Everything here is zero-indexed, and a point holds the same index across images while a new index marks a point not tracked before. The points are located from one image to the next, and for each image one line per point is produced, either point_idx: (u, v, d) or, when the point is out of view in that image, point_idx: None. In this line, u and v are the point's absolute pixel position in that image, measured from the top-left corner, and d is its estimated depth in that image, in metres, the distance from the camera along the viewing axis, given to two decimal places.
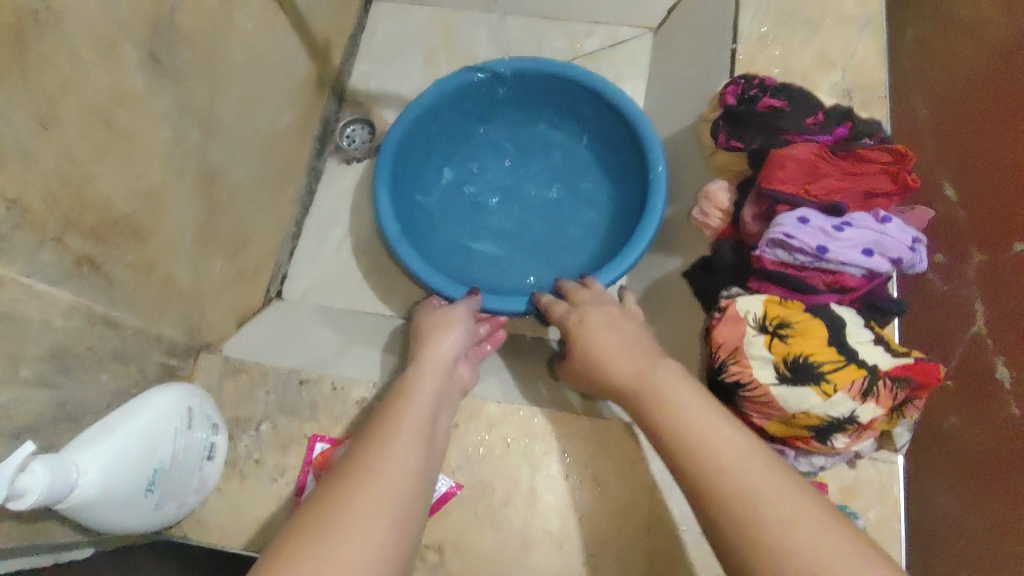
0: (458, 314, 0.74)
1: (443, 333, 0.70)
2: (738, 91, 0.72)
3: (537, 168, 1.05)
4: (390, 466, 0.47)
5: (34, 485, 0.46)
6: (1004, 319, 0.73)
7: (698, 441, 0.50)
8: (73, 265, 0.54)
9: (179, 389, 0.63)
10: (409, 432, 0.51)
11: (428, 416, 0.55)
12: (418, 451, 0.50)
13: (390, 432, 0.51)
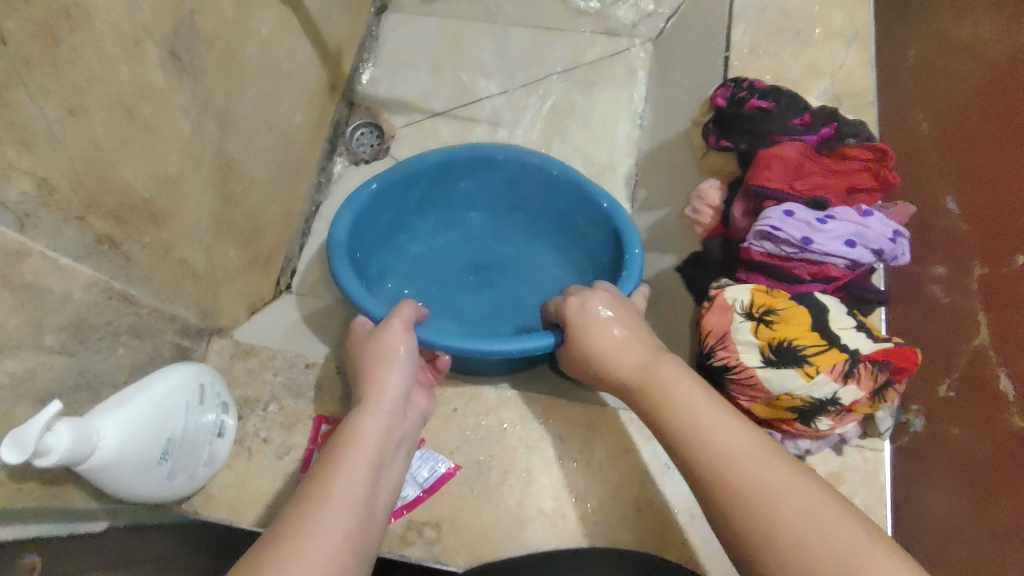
0: (395, 333, 0.64)
1: (383, 360, 0.62)
2: (728, 94, 0.76)
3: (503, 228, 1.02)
4: (315, 543, 0.45)
5: (60, 445, 0.49)
6: (1006, 332, 0.78)
7: (707, 440, 0.51)
8: (94, 243, 0.57)
9: (192, 367, 0.66)
10: (339, 499, 0.48)
11: (369, 474, 0.52)
12: (346, 524, 0.47)
13: (318, 501, 0.48)
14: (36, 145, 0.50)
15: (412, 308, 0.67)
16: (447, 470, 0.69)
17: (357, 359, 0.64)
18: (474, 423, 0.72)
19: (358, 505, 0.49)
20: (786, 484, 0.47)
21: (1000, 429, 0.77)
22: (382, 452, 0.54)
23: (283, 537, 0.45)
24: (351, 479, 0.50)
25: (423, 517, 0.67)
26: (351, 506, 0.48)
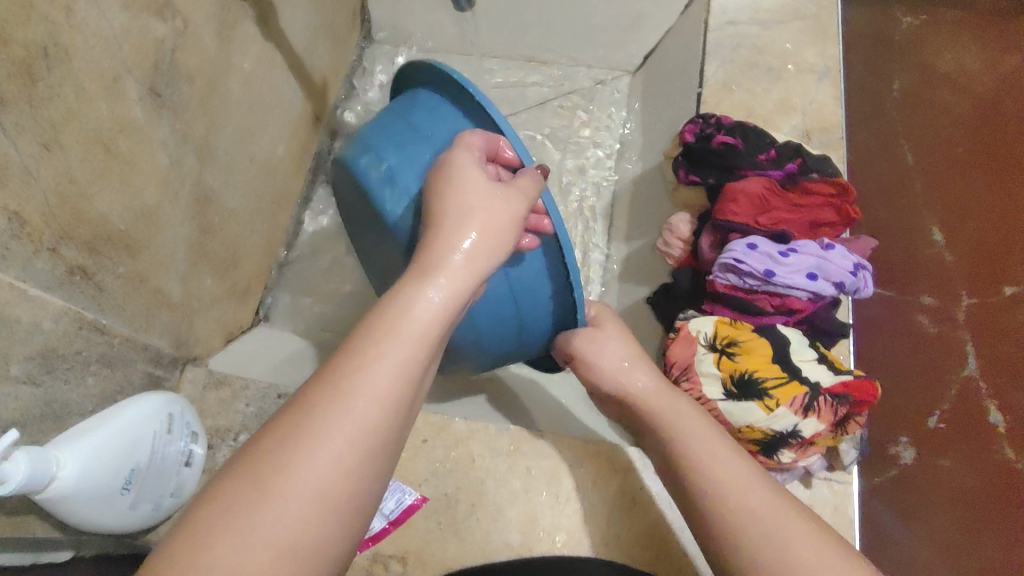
0: (502, 197, 0.53)
1: (464, 218, 0.52)
2: (697, 130, 0.77)
3: None
4: (336, 433, 0.41)
5: (17, 473, 0.49)
6: (996, 365, 0.96)
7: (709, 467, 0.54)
8: (66, 273, 0.59)
9: (162, 395, 0.67)
10: (380, 384, 0.43)
11: (419, 354, 0.45)
12: (379, 414, 0.42)
13: (356, 381, 0.42)
14: (9, 179, 0.51)
15: (535, 175, 0.57)
16: (414, 501, 0.69)
17: (438, 203, 0.54)
18: (443, 456, 0.72)
19: (401, 390, 0.44)
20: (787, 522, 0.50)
21: (991, 462, 0.91)
22: (439, 334, 0.47)
23: (311, 418, 0.41)
24: (396, 362, 0.44)
25: (390, 550, 0.67)
26: (391, 395, 0.43)
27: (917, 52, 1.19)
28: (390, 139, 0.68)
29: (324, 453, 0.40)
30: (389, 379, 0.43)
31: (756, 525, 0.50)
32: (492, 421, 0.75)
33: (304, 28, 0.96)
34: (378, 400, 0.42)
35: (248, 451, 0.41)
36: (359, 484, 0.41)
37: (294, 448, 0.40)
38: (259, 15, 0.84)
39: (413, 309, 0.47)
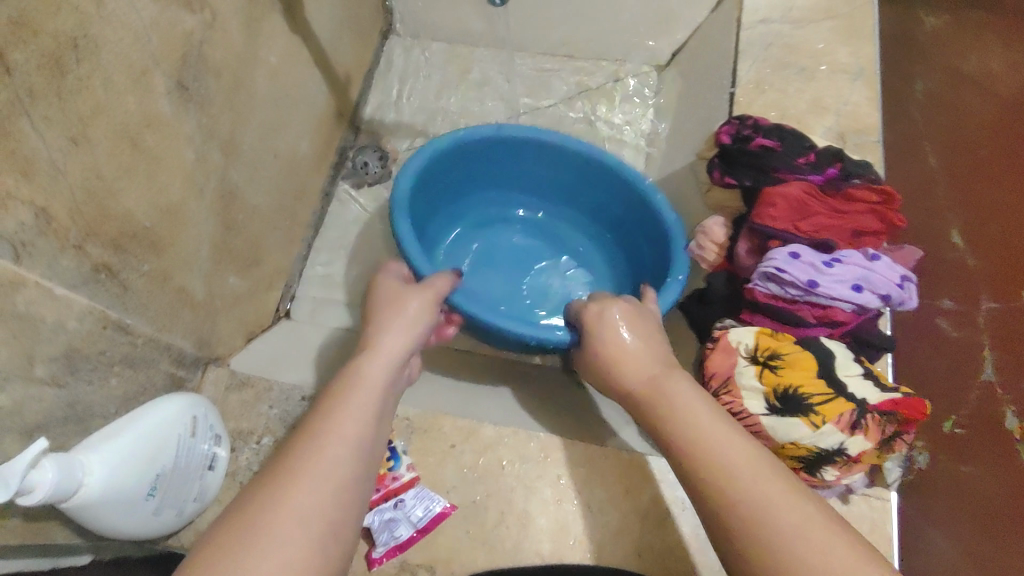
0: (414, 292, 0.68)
1: (392, 314, 0.65)
2: (733, 131, 0.76)
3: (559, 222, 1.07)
4: (310, 472, 0.47)
5: (43, 482, 0.48)
6: None
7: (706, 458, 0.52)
8: (91, 271, 0.57)
9: (185, 398, 0.65)
10: (343, 432, 0.51)
11: (371, 408, 0.54)
12: (350, 453, 0.50)
13: (325, 430, 0.50)
14: (36, 174, 0.49)
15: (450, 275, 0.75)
16: (442, 509, 0.67)
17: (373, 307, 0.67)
18: (472, 462, 0.70)
19: (363, 436, 0.52)
20: (782, 508, 0.48)
21: None
22: (386, 390, 0.57)
23: (290, 465, 0.47)
24: (356, 414, 0.53)
25: (417, 559, 0.65)
26: (355, 440, 0.51)
27: (946, 47, 1.05)
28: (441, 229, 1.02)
29: (311, 484, 0.46)
30: (350, 427, 0.51)
31: (780, 537, 0.46)
32: (520, 427, 0.73)
33: (329, 20, 0.94)
34: (346, 443, 0.50)
35: (237, 504, 0.46)
36: (341, 511, 0.47)
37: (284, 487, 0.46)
38: (285, 6, 0.82)
39: (362, 373, 0.57)
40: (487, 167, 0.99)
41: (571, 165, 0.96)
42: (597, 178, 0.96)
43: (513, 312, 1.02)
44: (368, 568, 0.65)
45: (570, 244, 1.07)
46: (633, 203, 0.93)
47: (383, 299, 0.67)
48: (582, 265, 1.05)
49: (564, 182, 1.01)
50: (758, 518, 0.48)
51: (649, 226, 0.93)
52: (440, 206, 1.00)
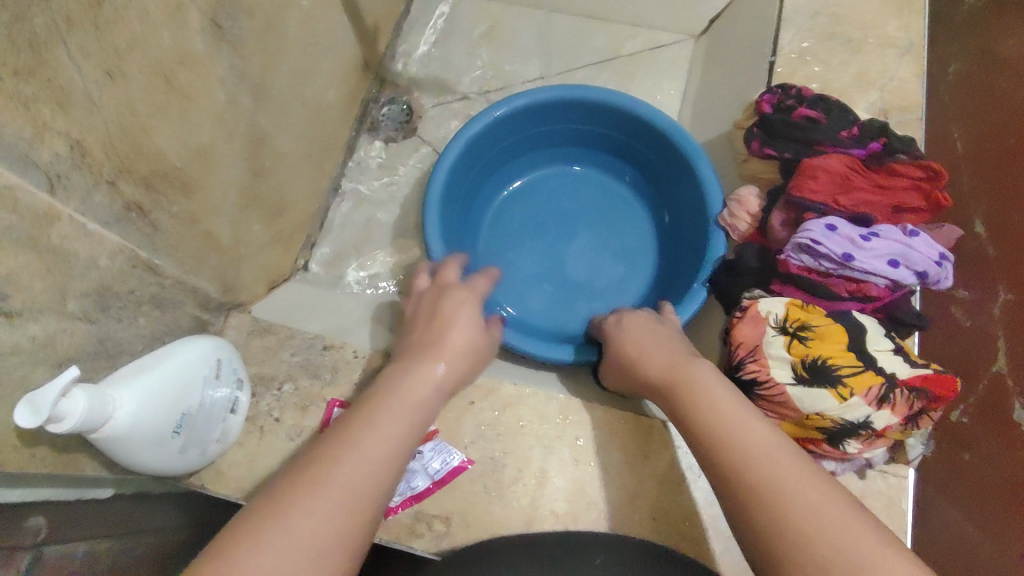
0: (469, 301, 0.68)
1: (447, 321, 0.66)
2: (774, 100, 0.74)
3: (597, 188, 1.06)
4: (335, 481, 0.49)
5: (74, 411, 0.48)
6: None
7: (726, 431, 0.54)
8: (124, 209, 0.56)
9: (211, 341, 0.65)
10: (374, 442, 0.52)
11: (405, 419, 0.55)
12: (384, 461, 0.51)
13: (359, 438, 0.51)
14: (72, 106, 0.48)
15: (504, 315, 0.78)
16: (459, 463, 0.68)
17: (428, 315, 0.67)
18: (492, 419, 0.70)
19: (397, 447, 0.53)
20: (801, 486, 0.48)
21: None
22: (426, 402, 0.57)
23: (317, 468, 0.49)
24: (394, 422, 0.54)
25: (433, 510, 0.66)
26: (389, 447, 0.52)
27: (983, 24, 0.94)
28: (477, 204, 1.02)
29: (336, 493, 0.48)
30: (383, 438, 0.52)
31: (785, 505, 0.47)
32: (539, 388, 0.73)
33: None
34: (376, 455, 0.51)
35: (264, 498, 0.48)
36: (361, 519, 0.48)
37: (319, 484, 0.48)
38: None
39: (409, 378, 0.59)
40: (523, 137, 0.99)
41: (611, 120, 0.96)
42: (638, 132, 0.95)
43: (560, 282, 1.01)
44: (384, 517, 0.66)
45: (615, 197, 1.06)
46: (671, 153, 0.92)
47: (438, 305, 0.68)
48: (627, 233, 1.04)
49: (607, 136, 1.00)
50: (774, 495, 0.48)
51: (687, 178, 0.91)
52: (480, 179, 1.00)
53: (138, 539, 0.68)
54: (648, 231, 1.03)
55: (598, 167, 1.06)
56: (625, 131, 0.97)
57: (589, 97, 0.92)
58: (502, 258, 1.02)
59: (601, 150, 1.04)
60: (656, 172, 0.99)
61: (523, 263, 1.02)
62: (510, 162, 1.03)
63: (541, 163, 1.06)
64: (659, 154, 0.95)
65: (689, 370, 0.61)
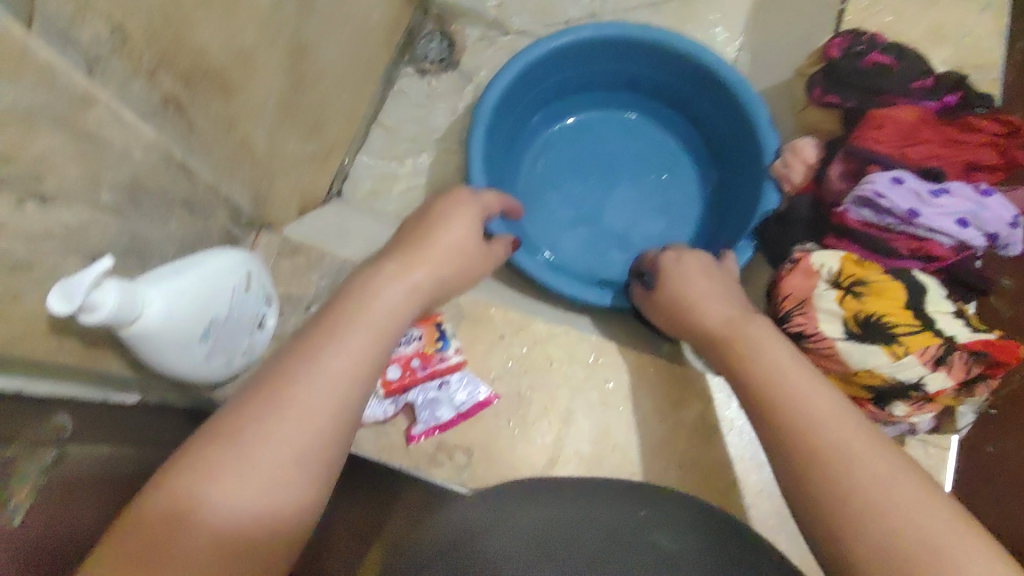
0: (469, 207, 0.66)
1: (443, 226, 0.63)
2: (845, 44, 0.71)
3: (647, 136, 1.02)
4: (283, 416, 0.44)
5: (106, 302, 0.47)
6: None
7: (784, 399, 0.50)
8: (160, 103, 0.54)
9: (241, 252, 0.64)
10: (328, 364, 0.47)
11: (371, 341, 0.49)
12: (342, 392, 0.46)
13: (308, 364, 0.46)
14: None
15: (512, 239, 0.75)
16: (486, 397, 0.67)
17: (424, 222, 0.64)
18: (519, 355, 0.70)
19: (361, 368, 0.48)
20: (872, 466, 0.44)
21: None
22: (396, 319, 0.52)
23: (260, 401, 0.44)
24: (354, 343, 0.48)
25: (455, 440, 0.66)
26: (352, 380, 0.47)
27: None
28: (521, 143, 0.99)
29: (285, 428, 0.43)
30: (341, 362, 0.47)
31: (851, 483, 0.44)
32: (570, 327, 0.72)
33: None
34: (334, 379, 0.46)
35: (201, 437, 0.43)
36: (319, 453, 0.44)
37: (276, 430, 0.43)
38: None
39: (373, 299, 0.52)
40: (574, 76, 0.95)
41: (672, 67, 0.91)
42: (698, 84, 0.90)
43: (597, 228, 0.98)
44: (406, 443, 0.66)
45: (665, 150, 1.02)
46: (731, 110, 0.88)
47: (437, 207, 0.66)
48: (674, 186, 1.00)
49: (665, 84, 0.96)
50: (834, 465, 0.45)
51: (746, 139, 0.87)
52: (529, 113, 0.97)
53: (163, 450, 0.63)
54: (696, 189, 1.00)
55: (651, 115, 1.02)
56: (681, 78, 0.92)
57: (648, 35, 0.87)
58: (542, 198, 0.99)
59: (657, 99, 1.00)
60: (711, 124, 0.95)
61: (566, 207, 0.99)
62: (558, 102, 1.00)
63: (591, 106, 1.02)
64: (713, 104, 0.91)
65: (747, 327, 0.58)
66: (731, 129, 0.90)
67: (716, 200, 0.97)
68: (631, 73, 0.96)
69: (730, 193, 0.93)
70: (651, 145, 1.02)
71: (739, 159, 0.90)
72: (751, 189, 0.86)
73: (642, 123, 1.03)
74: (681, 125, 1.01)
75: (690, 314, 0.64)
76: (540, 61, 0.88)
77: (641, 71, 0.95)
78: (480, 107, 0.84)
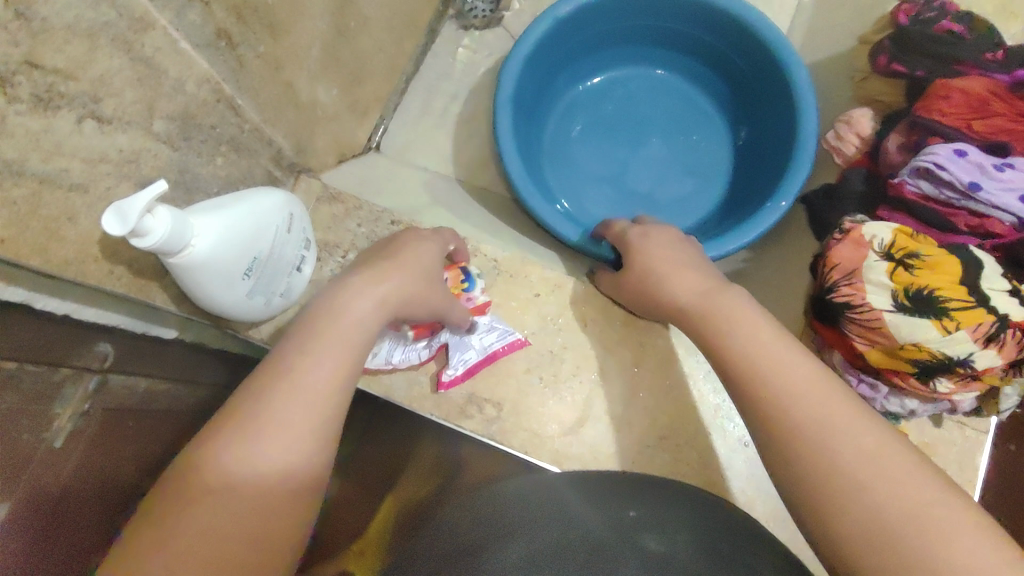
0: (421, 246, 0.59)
1: (395, 266, 0.56)
2: (914, 12, 0.70)
3: (678, 96, 1.00)
4: (261, 447, 0.42)
5: (156, 229, 0.47)
6: None
7: (766, 372, 0.48)
8: (213, 35, 0.54)
9: (284, 194, 0.64)
10: (302, 394, 0.45)
11: (345, 362, 0.48)
12: (317, 417, 0.45)
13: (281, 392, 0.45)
14: None
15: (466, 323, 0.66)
16: (516, 341, 0.68)
17: (381, 255, 0.58)
18: (554, 314, 0.70)
19: (336, 392, 0.47)
20: (870, 455, 0.42)
21: None
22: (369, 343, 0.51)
23: (232, 432, 0.43)
24: (327, 365, 0.47)
25: (486, 395, 0.67)
26: (320, 405, 0.45)
27: None
28: (549, 100, 0.98)
29: (258, 462, 0.42)
30: (316, 387, 0.46)
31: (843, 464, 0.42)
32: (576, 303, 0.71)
33: None
34: (311, 403, 0.45)
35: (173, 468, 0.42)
36: (297, 483, 0.43)
37: (241, 448, 0.42)
38: None
39: (341, 315, 0.50)
40: (607, 29, 0.93)
41: (708, 22, 0.88)
42: (737, 41, 0.87)
43: (622, 189, 0.97)
44: (435, 391, 0.67)
45: (694, 109, 1.00)
46: (768, 68, 0.85)
47: (399, 240, 0.60)
48: (702, 150, 0.98)
49: (701, 39, 0.93)
50: (824, 444, 0.43)
51: (783, 101, 0.84)
52: (558, 69, 0.95)
53: (197, 389, 0.63)
54: (725, 150, 0.98)
55: (683, 73, 1.00)
56: (720, 34, 0.89)
57: None
58: (568, 159, 0.98)
59: (690, 57, 0.97)
60: (748, 83, 0.92)
61: (592, 166, 0.98)
62: (588, 57, 0.97)
63: (624, 62, 1.00)
64: (751, 64, 0.89)
65: (721, 300, 0.55)
66: (768, 90, 0.88)
67: (747, 160, 0.95)
68: (668, 27, 0.93)
69: (762, 156, 0.91)
70: (683, 106, 1.00)
71: (773, 120, 0.88)
72: (782, 151, 0.85)
73: (675, 81, 1.00)
74: (715, 85, 0.98)
75: (654, 288, 0.61)
76: (572, 13, 0.85)
77: (679, 25, 0.92)
78: (513, 55, 0.82)
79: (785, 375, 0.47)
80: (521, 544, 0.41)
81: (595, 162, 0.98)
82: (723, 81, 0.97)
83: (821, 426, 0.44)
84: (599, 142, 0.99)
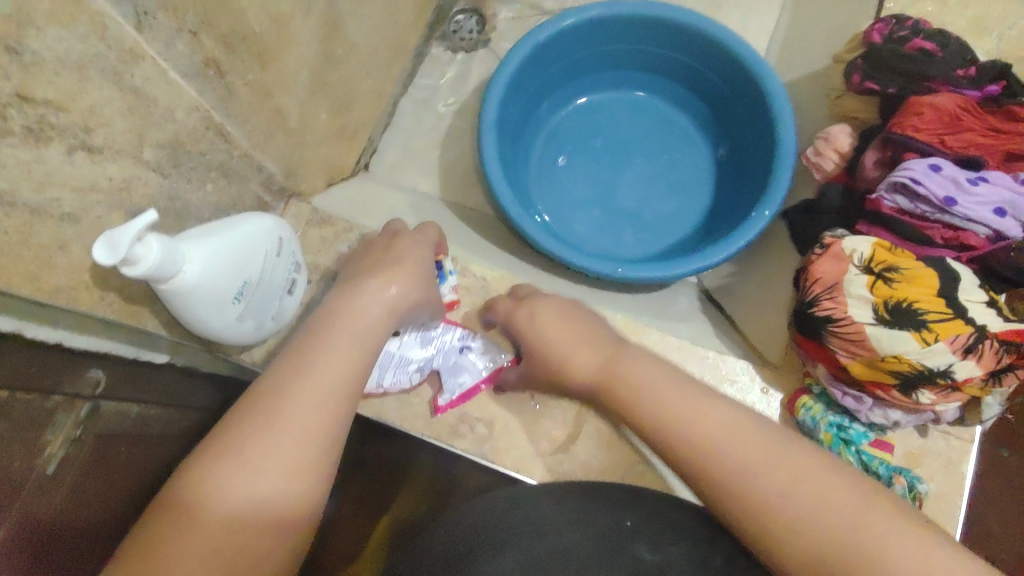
0: (413, 249, 0.62)
1: (384, 276, 0.57)
2: (886, 31, 0.72)
3: (660, 116, 1.02)
4: (262, 459, 0.42)
5: (148, 258, 0.48)
6: None
7: (692, 411, 0.47)
8: (202, 65, 0.55)
9: (275, 219, 0.64)
10: (300, 403, 0.44)
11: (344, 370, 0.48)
12: (319, 424, 0.44)
13: (280, 404, 0.44)
14: None
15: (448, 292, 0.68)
16: (505, 363, 0.69)
17: (366, 267, 0.60)
18: None
19: (337, 399, 0.46)
20: (829, 492, 0.42)
21: None
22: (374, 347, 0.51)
23: (232, 445, 0.42)
24: (327, 374, 0.46)
25: (477, 414, 0.68)
26: (321, 413, 0.45)
27: None
28: (534, 123, 0.99)
29: (260, 473, 0.41)
30: (314, 398, 0.45)
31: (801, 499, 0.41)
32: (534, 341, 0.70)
33: None
34: (311, 414, 0.44)
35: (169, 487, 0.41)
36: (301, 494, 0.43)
37: (239, 462, 0.41)
38: None
39: (348, 323, 0.51)
40: (587, 53, 0.95)
41: (686, 43, 0.90)
42: (715, 61, 0.89)
43: (610, 208, 0.98)
44: (432, 415, 0.68)
45: (676, 128, 1.02)
46: (747, 87, 0.87)
47: (388, 248, 0.63)
48: (686, 166, 1.00)
49: (679, 60, 0.95)
50: (785, 488, 0.42)
51: (762, 119, 0.86)
52: (540, 93, 0.97)
53: (188, 412, 0.62)
54: (707, 166, 1.00)
55: (662, 93, 1.01)
56: (698, 55, 0.91)
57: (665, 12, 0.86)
58: (556, 181, 0.99)
59: (668, 77, 0.99)
60: (727, 100, 0.94)
61: (581, 186, 0.99)
62: (570, 80, 0.99)
63: (605, 84, 1.01)
64: (728, 82, 0.90)
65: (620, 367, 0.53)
66: (746, 106, 0.90)
67: (731, 174, 0.96)
68: (648, 49, 0.95)
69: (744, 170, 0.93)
70: (664, 124, 1.02)
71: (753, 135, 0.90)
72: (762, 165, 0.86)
73: (656, 101, 1.02)
74: (694, 103, 1.00)
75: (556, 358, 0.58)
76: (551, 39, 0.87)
77: (658, 47, 0.94)
78: (496, 79, 0.84)
79: (707, 419, 0.47)
80: (515, 553, 0.43)
81: (581, 182, 0.99)
82: (702, 99, 0.99)
83: (787, 460, 0.43)
84: (586, 162, 1.00)
